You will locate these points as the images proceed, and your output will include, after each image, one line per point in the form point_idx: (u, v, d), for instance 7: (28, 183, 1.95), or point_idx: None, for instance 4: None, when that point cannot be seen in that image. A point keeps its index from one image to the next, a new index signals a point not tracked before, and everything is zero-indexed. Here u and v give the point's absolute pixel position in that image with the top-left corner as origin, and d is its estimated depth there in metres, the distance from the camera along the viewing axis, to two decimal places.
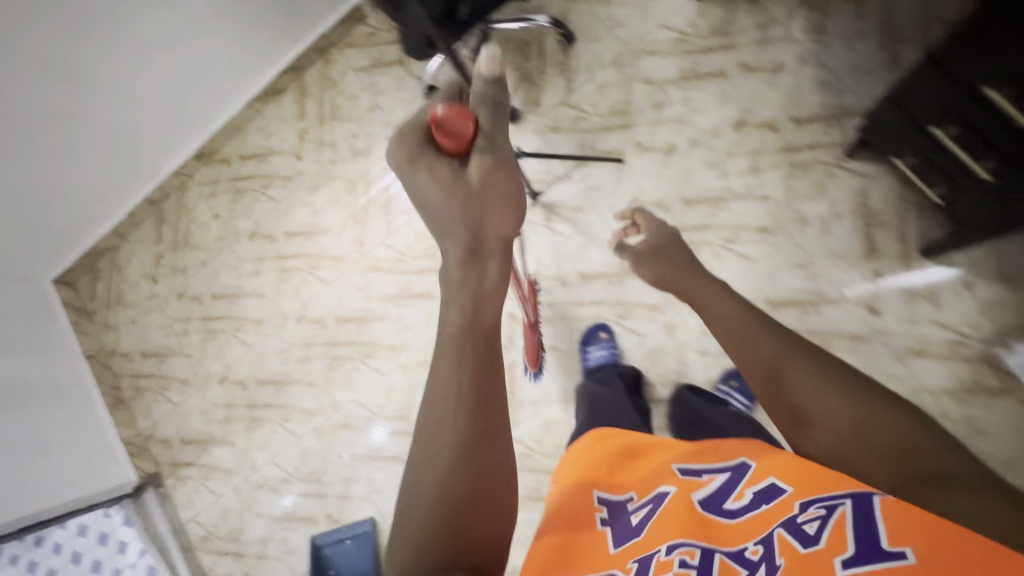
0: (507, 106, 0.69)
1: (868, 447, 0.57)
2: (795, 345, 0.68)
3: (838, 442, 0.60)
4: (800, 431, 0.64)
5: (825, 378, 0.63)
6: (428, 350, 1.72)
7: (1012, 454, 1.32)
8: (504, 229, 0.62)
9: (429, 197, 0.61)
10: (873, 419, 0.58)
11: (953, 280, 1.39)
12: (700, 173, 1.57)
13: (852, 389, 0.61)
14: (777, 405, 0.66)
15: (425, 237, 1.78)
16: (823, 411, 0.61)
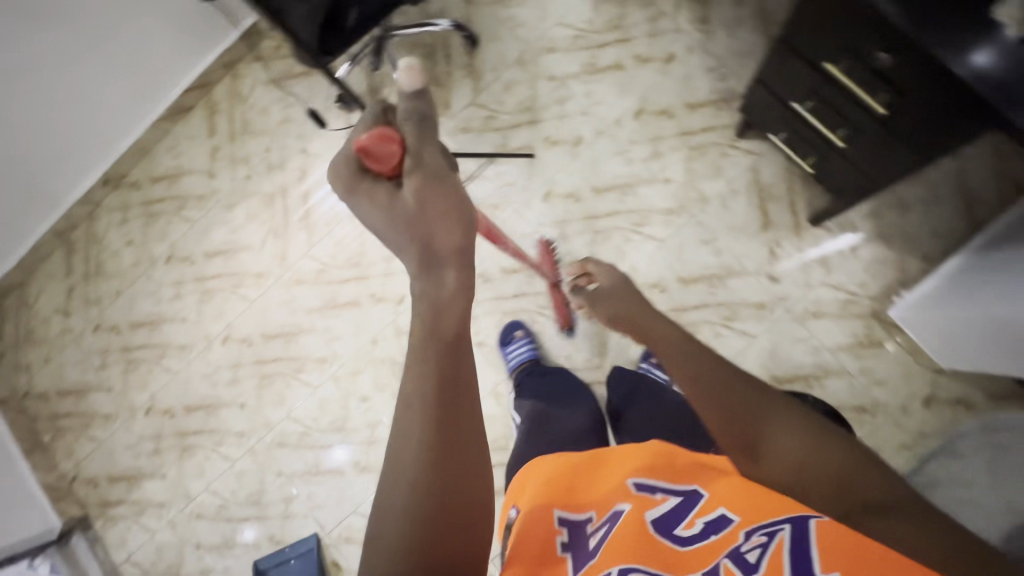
0: (436, 121, 0.65)
1: (821, 479, 0.61)
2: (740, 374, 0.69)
3: (792, 474, 0.63)
4: (751, 462, 0.65)
5: (772, 403, 0.66)
6: (359, 358, 1.72)
7: (904, 400, 1.43)
8: (455, 242, 0.61)
9: (376, 223, 0.63)
10: (828, 453, 0.62)
11: (840, 244, 1.50)
12: (607, 161, 1.63)
13: (803, 422, 0.65)
14: (729, 433, 0.66)
15: (348, 246, 1.78)
16: (780, 445, 0.64)
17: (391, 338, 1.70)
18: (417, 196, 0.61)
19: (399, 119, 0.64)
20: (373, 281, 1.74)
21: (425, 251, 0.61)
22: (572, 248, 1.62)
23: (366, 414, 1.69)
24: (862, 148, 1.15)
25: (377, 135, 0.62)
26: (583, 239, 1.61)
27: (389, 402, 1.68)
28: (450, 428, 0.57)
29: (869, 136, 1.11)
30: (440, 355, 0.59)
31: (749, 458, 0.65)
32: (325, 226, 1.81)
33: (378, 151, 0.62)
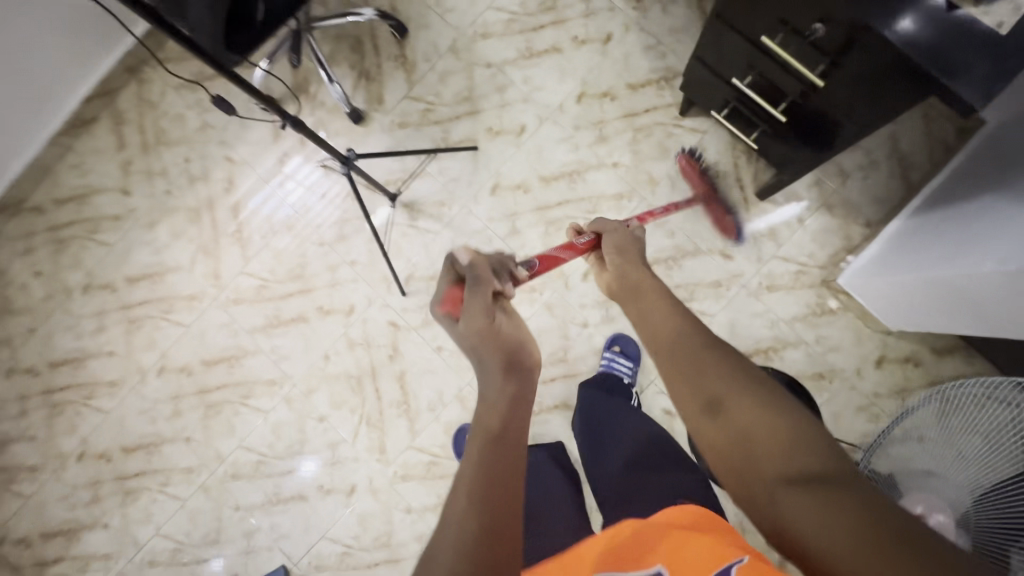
0: (489, 279, 0.80)
1: (769, 436, 0.64)
2: (716, 343, 0.79)
3: (746, 434, 0.66)
4: (709, 414, 0.70)
5: (741, 370, 0.73)
6: (312, 376, 1.62)
7: (857, 363, 1.48)
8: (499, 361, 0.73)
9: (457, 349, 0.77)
10: (780, 417, 0.66)
11: (788, 216, 1.52)
12: (553, 149, 1.58)
13: (763, 390, 0.70)
14: (695, 388, 0.74)
15: (287, 258, 1.67)
16: (740, 407, 0.68)
17: (345, 352, 1.61)
18: (476, 317, 0.74)
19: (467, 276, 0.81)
20: (318, 293, 1.64)
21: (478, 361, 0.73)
22: (525, 241, 1.57)
23: (325, 434, 1.60)
24: (804, 123, 1.15)
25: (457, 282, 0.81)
26: (535, 231, 1.57)
27: (349, 419, 1.59)
28: (498, 514, 0.57)
29: (811, 111, 1.10)
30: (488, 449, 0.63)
31: (708, 410, 0.70)
32: (260, 239, 1.69)
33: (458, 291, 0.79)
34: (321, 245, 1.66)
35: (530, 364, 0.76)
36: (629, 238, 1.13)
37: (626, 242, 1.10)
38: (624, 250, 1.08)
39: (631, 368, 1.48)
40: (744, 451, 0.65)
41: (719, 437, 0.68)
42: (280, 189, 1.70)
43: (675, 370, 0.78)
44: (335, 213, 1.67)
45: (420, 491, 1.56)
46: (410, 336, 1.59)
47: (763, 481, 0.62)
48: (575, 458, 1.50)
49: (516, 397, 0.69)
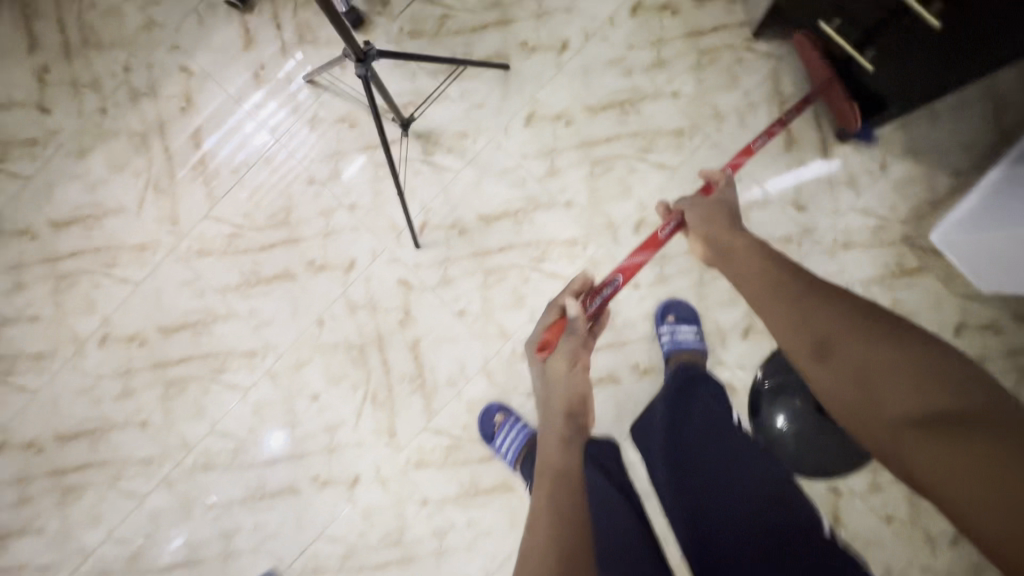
0: (577, 327, 0.95)
1: (890, 380, 0.62)
2: (824, 289, 0.75)
3: (865, 370, 0.64)
4: (821, 362, 0.69)
5: (852, 317, 0.69)
6: (302, 345, 1.32)
7: (936, 329, 1.31)
8: (562, 403, 0.90)
9: (545, 379, 0.95)
10: (904, 359, 0.62)
11: (869, 162, 1.33)
12: (601, 72, 1.32)
13: (881, 329, 0.66)
14: (805, 332, 0.72)
15: (266, 200, 1.33)
16: (852, 345, 0.67)
17: (343, 316, 1.32)
18: (559, 361, 0.93)
19: (568, 325, 0.96)
20: (308, 244, 1.32)
21: (550, 394, 0.92)
22: (567, 184, 1.31)
23: (320, 415, 1.32)
24: (968, 29, 0.89)
25: (556, 325, 0.98)
26: (578, 172, 1.31)
27: (350, 396, 1.32)
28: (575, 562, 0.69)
29: (988, 11, 0.84)
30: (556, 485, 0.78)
31: (820, 358, 0.69)
32: (230, 176, 1.34)
33: (555, 330, 0.97)
34: (310, 184, 1.33)
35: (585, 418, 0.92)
36: (714, 206, 1.00)
37: (712, 211, 0.99)
38: (717, 220, 0.96)
39: (696, 333, 1.27)
40: (864, 388, 0.64)
41: (836, 386, 0.67)
42: (254, 111, 1.35)
43: (780, 323, 0.76)
44: (328, 144, 1.34)
45: (438, 480, 1.31)
46: (424, 297, 1.31)
47: (886, 426, 0.61)
48: (621, 438, 1.30)
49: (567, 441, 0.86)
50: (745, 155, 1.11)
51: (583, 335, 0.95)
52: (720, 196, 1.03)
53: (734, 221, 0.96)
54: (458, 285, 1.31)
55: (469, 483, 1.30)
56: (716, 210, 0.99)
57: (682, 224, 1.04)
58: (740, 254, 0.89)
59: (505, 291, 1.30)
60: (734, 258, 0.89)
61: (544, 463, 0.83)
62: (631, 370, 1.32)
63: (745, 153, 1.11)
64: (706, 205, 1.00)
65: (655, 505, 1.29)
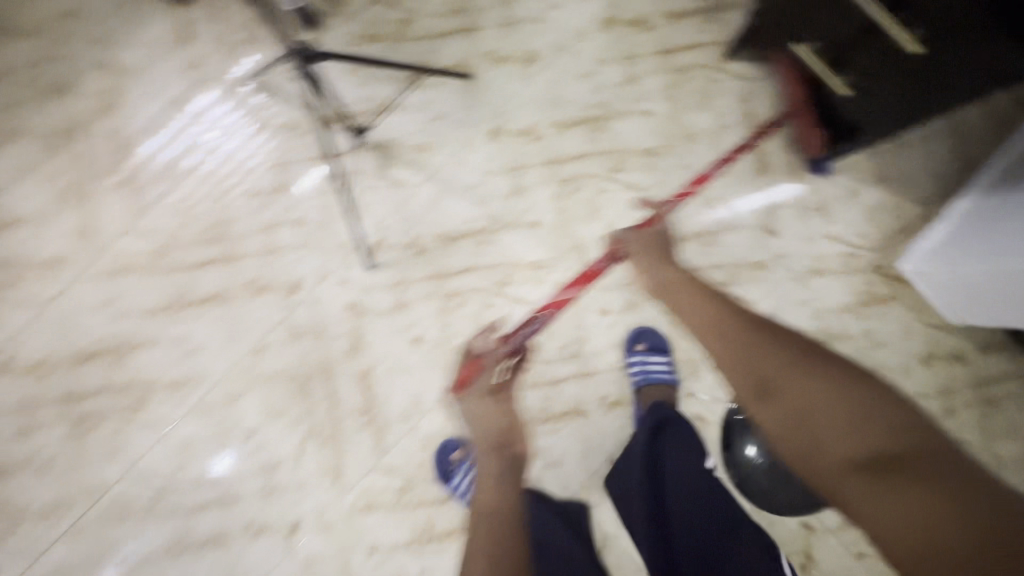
0: (494, 359, 0.88)
1: (833, 419, 0.54)
2: (761, 326, 0.68)
3: (793, 406, 0.57)
4: (763, 403, 0.60)
5: (789, 355, 0.62)
6: (237, 375, 1.18)
7: (908, 360, 1.28)
8: (486, 437, 0.81)
9: (472, 415, 0.84)
10: (848, 397, 0.54)
11: (840, 189, 1.30)
12: (572, 86, 1.26)
13: (820, 368, 0.59)
14: (740, 368, 0.64)
15: (199, 213, 1.20)
16: (787, 378, 0.59)
17: (285, 343, 1.19)
18: (480, 396, 0.83)
19: (486, 358, 0.88)
20: (247, 263, 1.19)
21: (475, 431, 0.82)
22: (533, 203, 1.23)
23: (256, 454, 1.18)
24: (947, 70, 0.87)
25: (471, 362, 0.87)
26: (545, 190, 1.23)
27: (290, 433, 1.18)
28: None
29: (970, 35, 0.80)
30: (491, 520, 0.68)
31: (762, 399, 0.60)
32: (158, 185, 1.20)
33: (470, 367, 0.87)
34: (250, 196, 1.20)
35: (517, 446, 0.82)
36: (653, 242, 0.92)
37: (646, 245, 0.92)
38: (650, 253, 0.90)
39: (668, 363, 1.21)
40: (796, 425, 0.56)
41: (779, 431, 0.58)
42: (189, 114, 1.22)
43: (720, 361, 0.68)
44: (272, 153, 1.22)
45: (388, 525, 1.18)
46: (377, 323, 1.20)
47: (828, 472, 0.52)
48: (588, 475, 1.22)
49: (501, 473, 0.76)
50: (699, 185, 1.04)
51: (502, 369, 0.87)
52: (657, 230, 0.95)
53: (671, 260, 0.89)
54: (414, 310, 1.20)
55: (422, 528, 1.18)
56: (646, 245, 0.92)
57: (615, 257, 0.95)
58: (677, 293, 0.82)
59: (465, 317, 1.20)
60: (674, 290, 0.82)
61: (479, 502, 0.72)
62: (599, 403, 1.24)
63: (697, 183, 1.07)
64: (648, 239, 0.93)
65: (623, 549, 1.21)
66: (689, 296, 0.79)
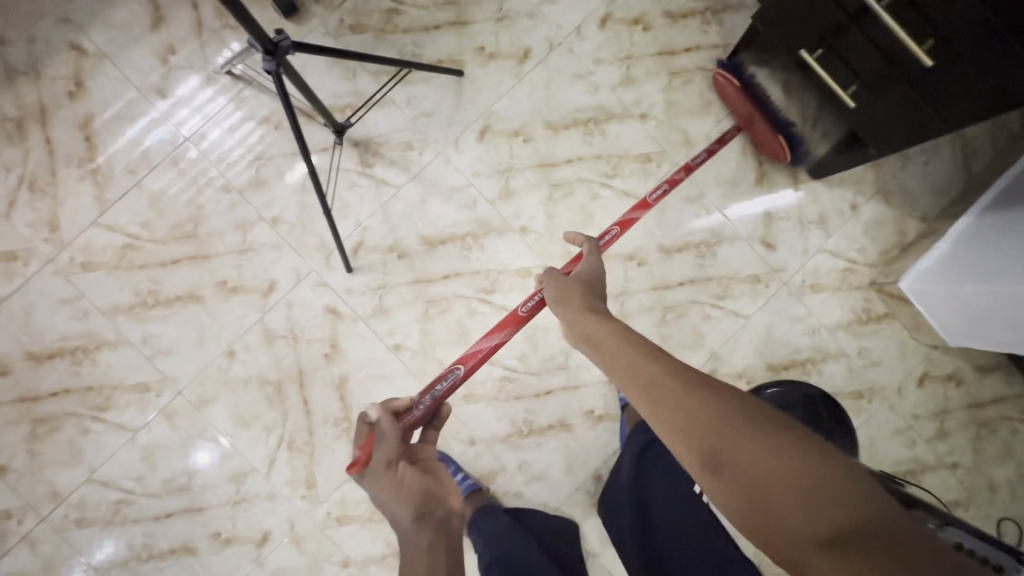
0: (390, 428, 0.76)
1: (790, 498, 0.44)
2: (687, 376, 0.57)
3: (749, 482, 0.46)
4: (709, 477, 0.49)
5: (729, 411, 0.51)
6: (206, 380, 1.13)
7: (903, 380, 1.25)
8: (408, 506, 0.66)
9: (379, 494, 0.69)
10: (803, 465, 0.45)
11: (840, 202, 1.26)
12: (566, 86, 1.20)
13: (765, 428, 0.49)
14: (676, 430, 0.53)
15: (171, 208, 1.14)
16: (734, 445, 0.48)
17: (259, 347, 1.13)
18: (378, 476, 0.70)
19: (381, 426, 0.76)
20: (220, 262, 1.13)
21: (388, 512, 0.67)
22: (522, 208, 1.18)
23: (225, 462, 1.13)
24: (961, 88, 0.83)
25: (367, 438, 0.77)
26: (535, 195, 1.18)
27: (261, 441, 1.13)
28: None
29: (994, 44, 0.75)
30: None
31: (708, 472, 0.49)
32: (128, 176, 1.14)
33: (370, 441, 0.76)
34: (225, 191, 1.15)
35: (448, 506, 0.69)
36: (573, 283, 0.81)
37: (562, 288, 0.80)
38: (568, 298, 0.78)
39: None
40: (756, 506, 0.46)
41: (731, 509, 0.48)
42: (161, 102, 1.15)
43: (653, 418, 0.56)
44: (249, 147, 1.16)
45: (362, 538, 1.14)
46: (355, 328, 1.15)
47: (794, 555, 0.43)
48: (571, 491, 1.18)
49: (434, 548, 0.63)
50: (640, 211, 0.98)
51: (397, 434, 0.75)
52: (585, 269, 0.85)
53: (592, 301, 0.77)
54: (394, 316, 1.15)
55: (398, 541, 1.14)
56: (564, 285, 0.80)
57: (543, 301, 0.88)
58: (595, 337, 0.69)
59: (448, 324, 1.15)
60: (592, 329, 0.71)
61: None
62: (585, 416, 1.20)
63: (640, 209, 0.99)
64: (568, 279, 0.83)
65: (605, 567, 1.17)
66: (606, 333, 0.68)
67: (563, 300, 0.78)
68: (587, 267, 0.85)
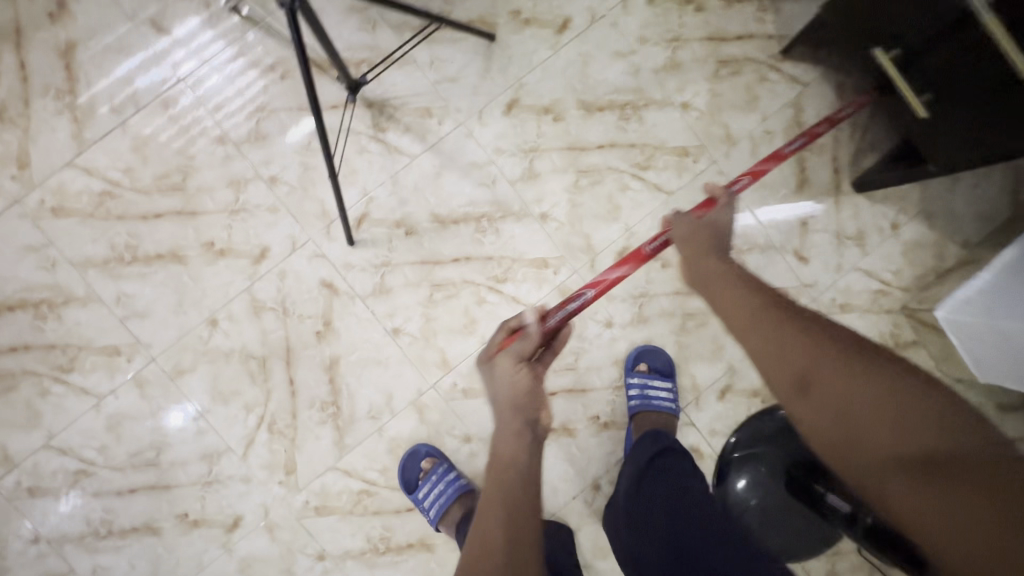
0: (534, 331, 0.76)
1: (878, 419, 0.49)
2: (795, 312, 0.60)
3: (842, 402, 0.51)
4: (798, 396, 0.54)
5: (832, 346, 0.55)
6: (184, 348, 1.03)
7: None
8: (506, 400, 0.70)
9: (492, 383, 0.73)
10: (894, 392, 0.50)
11: (881, 219, 1.18)
12: (604, 64, 1.10)
13: (866, 366, 0.53)
14: (777, 356, 0.57)
15: (157, 155, 1.02)
16: (832, 372, 0.53)
17: (244, 317, 1.03)
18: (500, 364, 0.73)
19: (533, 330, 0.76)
20: (208, 221, 1.02)
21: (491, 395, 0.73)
22: (545, 192, 1.08)
23: (199, 438, 1.03)
24: None
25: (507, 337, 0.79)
26: (560, 180, 1.09)
27: (239, 420, 1.04)
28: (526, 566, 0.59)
29: None
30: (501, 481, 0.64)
31: (797, 391, 0.54)
32: (110, 115, 1.02)
33: (508, 341, 0.77)
34: (218, 142, 1.03)
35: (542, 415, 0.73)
36: (700, 226, 0.78)
37: (694, 230, 0.78)
38: (694, 241, 0.76)
39: (670, 389, 1.10)
40: (847, 425, 0.51)
41: (816, 425, 0.53)
42: (154, 36, 1.03)
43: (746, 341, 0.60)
44: (250, 97, 1.04)
45: (341, 531, 1.06)
46: (351, 307, 1.05)
47: (874, 467, 0.49)
48: (567, 499, 1.11)
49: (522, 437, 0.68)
50: (773, 161, 0.88)
51: (537, 341, 0.75)
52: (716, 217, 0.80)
53: (717, 248, 0.75)
54: (395, 298, 1.06)
55: (379, 537, 1.06)
56: (697, 227, 0.78)
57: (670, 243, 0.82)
58: (708, 273, 0.70)
59: (453, 312, 1.07)
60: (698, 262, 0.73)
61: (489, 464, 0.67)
62: (589, 423, 1.12)
63: (774, 159, 0.89)
64: (699, 223, 0.79)
65: None
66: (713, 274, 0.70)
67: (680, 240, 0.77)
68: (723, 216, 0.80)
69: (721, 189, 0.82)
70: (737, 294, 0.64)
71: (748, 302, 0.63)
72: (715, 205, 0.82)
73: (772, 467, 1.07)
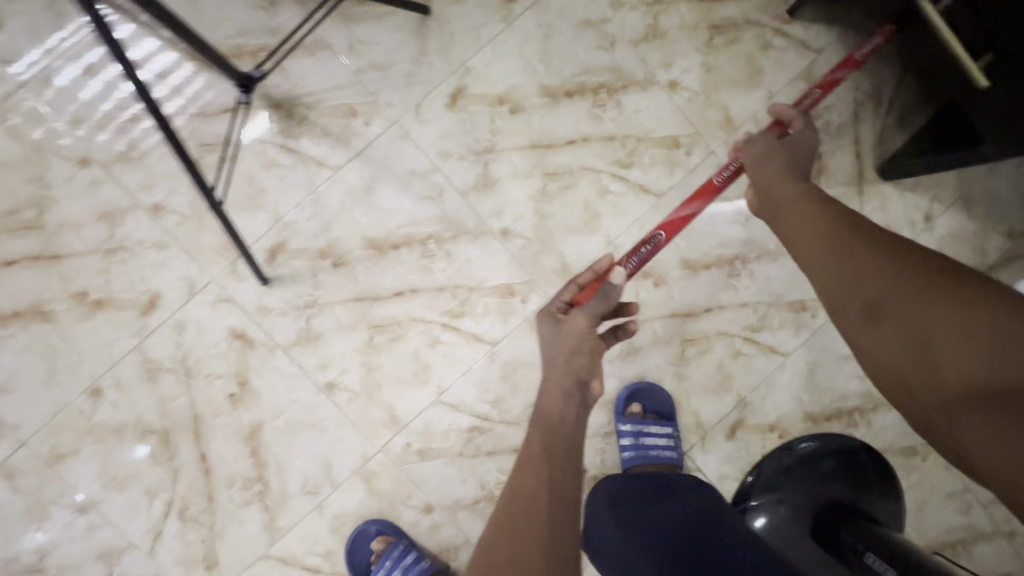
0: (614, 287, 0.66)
1: (961, 349, 0.41)
2: (878, 235, 0.51)
3: (915, 329, 0.44)
4: (867, 328, 0.47)
5: (915, 270, 0.47)
6: (60, 427, 0.82)
7: None
8: (563, 353, 0.64)
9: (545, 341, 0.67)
10: (981, 318, 0.41)
11: (912, 210, 0.98)
12: (570, 37, 0.88)
13: (951, 289, 0.44)
14: (845, 283, 0.50)
15: (3, 186, 0.80)
16: (905, 299, 0.45)
17: (137, 382, 0.83)
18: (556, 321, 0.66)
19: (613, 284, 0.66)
20: (77, 265, 0.81)
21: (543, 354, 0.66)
22: (505, 203, 0.87)
23: (91, 534, 0.83)
24: None
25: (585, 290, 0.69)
26: (523, 187, 0.87)
27: (141, 508, 0.84)
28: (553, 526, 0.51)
29: None
30: (543, 437, 0.57)
31: (866, 321, 0.48)
32: None
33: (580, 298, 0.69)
34: (81, 163, 0.81)
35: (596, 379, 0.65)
36: (780, 147, 0.66)
37: (771, 152, 0.66)
38: (769, 161, 0.65)
39: (669, 435, 0.92)
40: (917, 354, 0.44)
41: (885, 358, 0.46)
42: None
43: (813, 270, 0.53)
44: (119, 102, 0.81)
45: None
46: (271, 361, 0.85)
47: (947, 403, 0.42)
48: None
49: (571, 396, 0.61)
50: (846, 67, 0.76)
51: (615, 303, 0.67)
52: (796, 137, 0.68)
53: (800, 172, 0.64)
54: (327, 345, 0.85)
55: None
56: (777, 149, 0.66)
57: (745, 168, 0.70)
58: (779, 199, 0.61)
59: (399, 358, 0.86)
60: (771, 188, 0.62)
61: (536, 414, 0.60)
62: None
63: (846, 65, 0.76)
64: (779, 144, 0.67)
65: None
66: (788, 199, 0.60)
67: (757, 159, 0.66)
68: (803, 136, 0.68)
69: (790, 108, 0.69)
70: (810, 220, 0.56)
71: (820, 227, 0.54)
72: (786, 128, 0.70)
73: (798, 509, 0.89)
